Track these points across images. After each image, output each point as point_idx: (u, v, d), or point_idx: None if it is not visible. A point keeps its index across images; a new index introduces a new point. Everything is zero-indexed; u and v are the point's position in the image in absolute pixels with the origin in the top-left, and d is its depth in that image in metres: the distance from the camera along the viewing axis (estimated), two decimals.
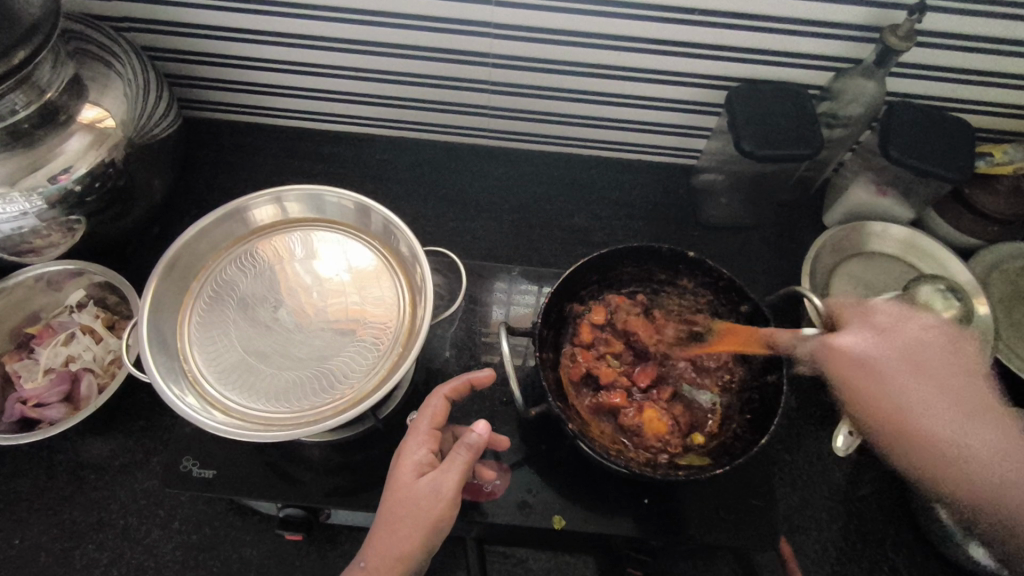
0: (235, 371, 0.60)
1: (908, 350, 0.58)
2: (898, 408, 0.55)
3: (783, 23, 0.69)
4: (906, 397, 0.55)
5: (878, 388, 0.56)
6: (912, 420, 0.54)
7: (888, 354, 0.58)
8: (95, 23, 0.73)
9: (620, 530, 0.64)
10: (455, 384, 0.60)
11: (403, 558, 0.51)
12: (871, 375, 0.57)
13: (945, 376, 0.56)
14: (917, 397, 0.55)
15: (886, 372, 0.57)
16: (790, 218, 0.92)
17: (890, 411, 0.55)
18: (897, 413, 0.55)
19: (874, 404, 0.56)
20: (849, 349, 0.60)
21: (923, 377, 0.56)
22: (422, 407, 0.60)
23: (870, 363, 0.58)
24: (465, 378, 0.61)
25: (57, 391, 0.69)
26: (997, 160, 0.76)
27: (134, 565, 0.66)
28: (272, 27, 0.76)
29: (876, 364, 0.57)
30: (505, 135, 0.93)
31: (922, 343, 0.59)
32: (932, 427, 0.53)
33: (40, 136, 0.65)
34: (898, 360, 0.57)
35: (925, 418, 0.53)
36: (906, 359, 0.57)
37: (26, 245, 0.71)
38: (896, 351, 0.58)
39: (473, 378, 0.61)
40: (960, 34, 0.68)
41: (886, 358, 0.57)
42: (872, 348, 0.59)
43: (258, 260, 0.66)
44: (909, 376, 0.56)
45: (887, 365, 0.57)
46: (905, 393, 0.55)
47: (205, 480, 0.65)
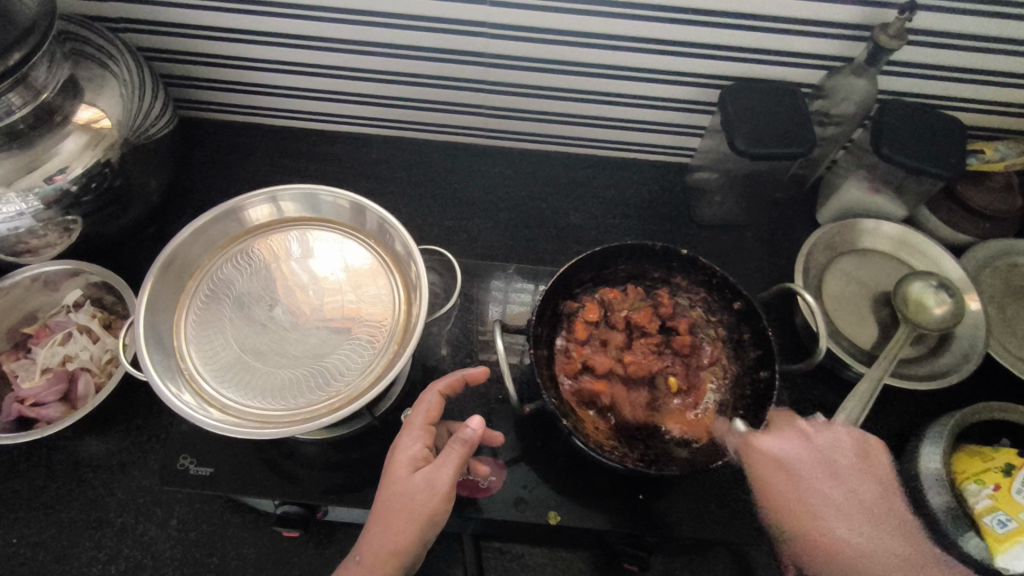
0: (231, 369, 0.60)
1: (829, 457, 0.56)
2: (802, 502, 0.53)
3: (774, 22, 0.70)
4: (824, 496, 0.53)
5: (801, 487, 0.53)
6: (824, 524, 0.52)
7: (808, 452, 0.55)
8: (90, 24, 0.73)
9: (616, 525, 0.64)
10: (450, 381, 0.61)
11: (397, 553, 0.52)
12: (788, 476, 0.54)
13: (818, 480, 0.54)
14: (831, 500, 0.53)
15: (797, 471, 0.54)
16: (783, 216, 0.92)
17: (797, 511, 0.53)
18: (806, 514, 0.52)
19: (777, 499, 0.53)
20: (766, 446, 0.55)
21: (842, 485, 0.54)
22: (416, 402, 0.60)
23: (784, 459, 0.55)
24: (459, 374, 0.62)
25: (54, 390, 0.69)
26: (989, 158, 0.77)
27: (132, 562, 0.66)
28: (267, 27, 0.76)
29: (798, 469, 0.54)
30: (501, 134, 0.93)
31: (839, 452, 0.56)
32: (848, 537, 0.51)
33: (36, 137, 0.65)
34: (815, 462, 0.55)
35: (834, 522, 0.52)
36: (823, 463, 0.55)
37: (22, 245, 0.71)
38: (822, 454, 0.56)
39: (469, 374, 0.62)
40: (951, 32, 0.69)
41: (806, 461, 0.55)
42: (799, 450, 0.55)
43: (254, 259, 0.66)
44: (817, 485, 0.53)
45: (810, 471, 0.54)
46: (813, 492, 0.53)
47: (203, 477, 0.65)
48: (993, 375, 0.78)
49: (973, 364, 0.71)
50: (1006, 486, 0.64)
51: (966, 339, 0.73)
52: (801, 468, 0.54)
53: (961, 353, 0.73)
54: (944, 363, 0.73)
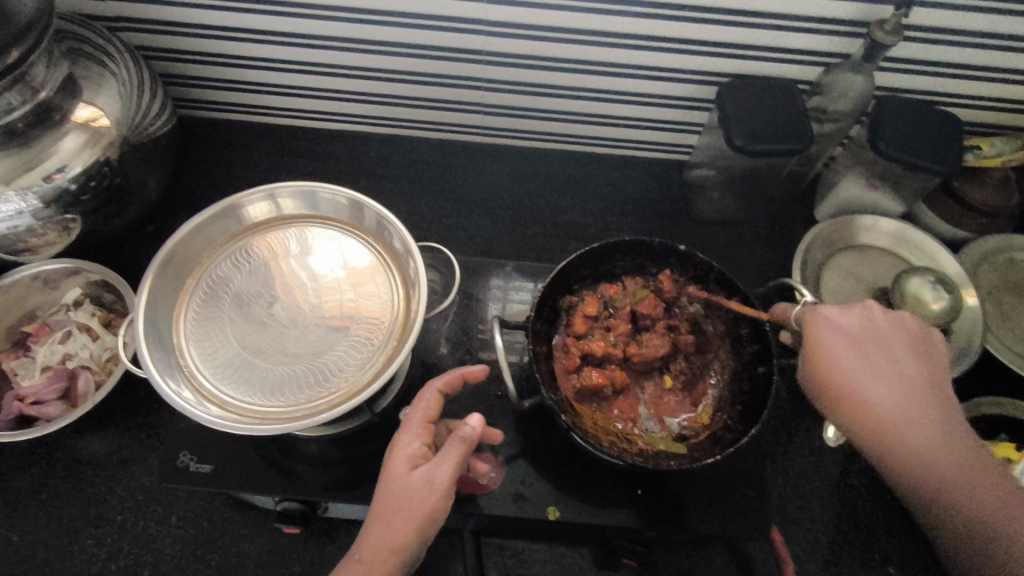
0: (231, 366, 0.60)
1: (879, 334, 0.56)
2: (850, 376, 0.53)
3: (771, 19, 0.70)
4: (864, 357, 0.54)
5: (861, 365, 0.54)
6: (863, 390, 0.53)
7: (857, 326, 0.56)
8: (89, 22, 0.74)
9: (615, 520, 0.64)
10: (449, 378, 0.61)
11: (397, 549, 0.52)
12: (842, 355, 0.54)
13: (869, 357, 0.54)
14: (879, 369, 0.54)
15: (856, 339, 0.55)
16: (781, 212, 0.93)
17: (842, 382, 0.54)
18: (847, 376, 0.54)
19: (832, 366, 0.54)
20: (830, 316, 0.56)
21: (884, 354, 0.55)
22: (415, 400, 0.60)
23: (846, 330, 0.56)
24: (459, 373, 0.61)
25: (52, 389, 0.69)
26: (985, 154, 0.78)
27: (132, 559, 0.66)
28: (265, 25, 0.76)
29: (853, 341, 0.55)
30: (499, 132, 0.93)
31: (891, 326, 0.57)
32: (888, 405, 0.53)
33: (36, 135, 0.66)
34: (872, 338, 0.55)
35: (875, 388, 0.53)
36: (872, 336, 0.55)
37: (22, 244, 0.71)
38: (874, 335, 0.56)
39: (469, 372, 0.62)
40: (947, 28, 0.69)
41: (858, 343, 0.55)
42: (854, 323, 0.56)
43: (253, 256, 0.66)
44: (868, 364, 0.54)
45: (863, 342, 0.55)
46: (869, 373, 0.53)
47: (203, 474, 0.65)
48: (990, 370, 0.79)
49: (971, 359, 0.72)
50: None
51: (963, 335, 0.74)
52: (855, 345, 0.55)
53: (959, 349, 0.73)
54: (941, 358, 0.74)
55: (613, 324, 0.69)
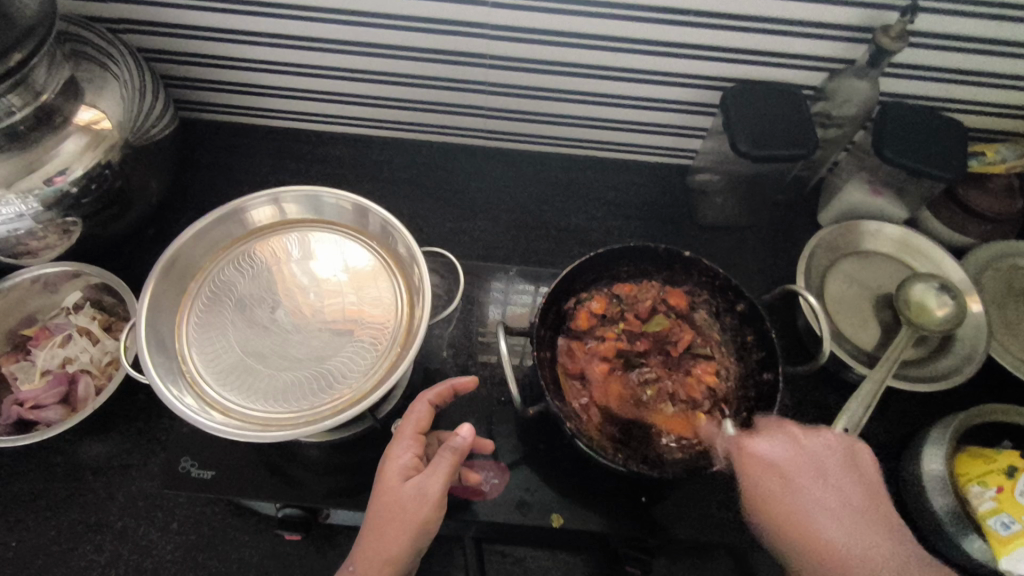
0: (234, 371, 0.60)
1: (818, 460, 0.55)
2: (792, 505, 0.52)
3: (776, 24, 0.70)
4: (800, 492, 0.52)
5: (798, 491, 0.52)
6: (830, 537, 0.49)
7: (785, 455, 0.55)
8: (92, 25, 0.73)
9: (618, 528, 0.64)
10: (441, 389, 0.61)
11: (392, 561, 0.51)
12: (772, 475, 0.54)
13: (808, 477, 0.53)
14: (828, 508, 0.51)
15: (785, 472, 0.54)
16: (784, 218, 0.93)
17: (784, 505, 0.52)
18: (811, 527, 0.50)
19: (772, 505, 0.52)
20: (759, 450, 0.56)
21: (819, 485, 0.53)
22: (406, 413, 0.60)
23: (775, 462, 0.55)
24: (448, 384, 0.62)
25: (53, 393, 0.69)
26: (989, 160, 0.77)
27: (132, 566, 0.65)
28: (269, 28, 0.76)
29: (786, 471, 0.54)
30: (502, 136, 0.93)
31: (823, 451, 0.56)
32: (858, 548, 0.48)
33: (36, 137, 0.65)
34: (808, 468, 0.54)
35: (831, 527, 0.50)
36: (814, 467, 0.54)
37: (22, 247, 0.71)
38: (809, 456, 0.55)
39: (460, 382, 0.62)
40: (953, 35, 0.69)
41: (798, 463, 0.54)
42: (788, 450, 0.55)
43: (255, 261, 0.66)
44: (806, 484, 0.53)
45: (799, 471, 0.54)
46: (798, 493, 0.52)
47: (204, 481, 0.65)
48: (994, 377, 0.78)
49: (976, 365, 0.71)
50: (1009, 486, 0.62)
51: (967, 342, 0.73)
52: (801, 472, 0.54)
53: (963, 355, 0.73)
54: (945, 365, 0.73)
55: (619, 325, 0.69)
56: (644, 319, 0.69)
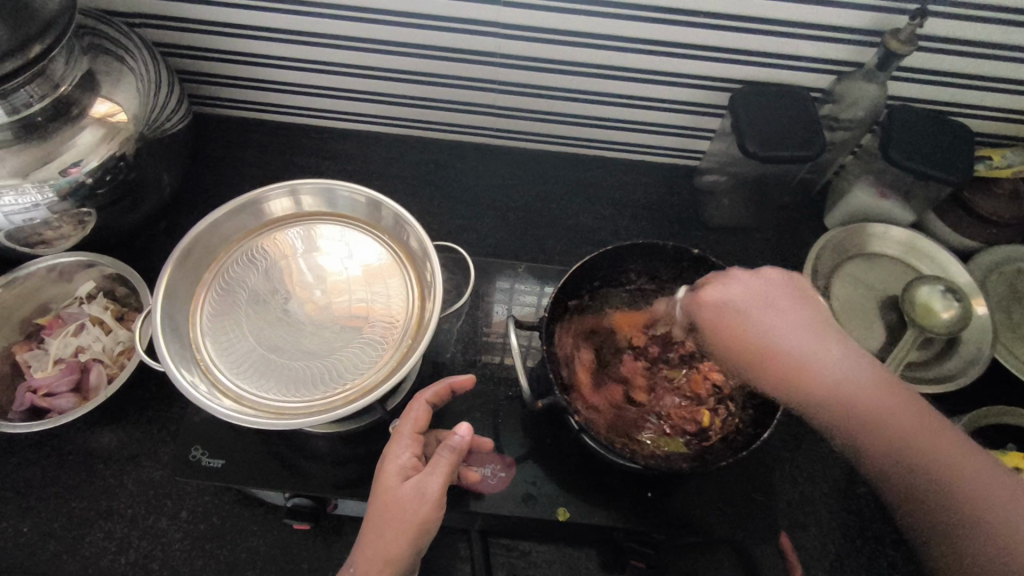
0: (247, 361, 0.60)
1: (765, 290, 0.54)
2: (762, 334, 0.52)
3: (785, 26, 0.70)
4: (775, 331, 0.52)
5: (759, 315, 0.53)
6: (802, 358, 0.51)
7: (749, 288, 0.54)
8: (109, 19, 0.74)
9: (623, 522, 0.64)
10: (439, 389, 0.62)
11: (391, 561, 0.51)
12: (740, 313, 0.54)
13: (781, 300, 0.53)
14: (785, 331, 0.52)
15: (743, 311, 0.53)
16: (791, 219, 0.93)
17: (756, 337, 0.52)
18: (766, 343, 0.52)
19: (738, 337, 0.53)
20: (718, 296, 0.55)
21: (783, 319, 0.52)
22: (404, 412, 0.61)
23: (734, 303, 0.54)
24: (445, 384, 0.63)
25: (66, 380, 0.70)
26: (996, 164, 0.78)
27: (142, 554, 0.66)
28: (283, 24, 0.77)
29: (745, 306, 0.53)
30: (510, 135, 0.94)
31: (775, 284, 0.54)
32: (837, 370, 0.50)
33: (54, 129, 0.66)
34: (763, 298, 0.53)
35: (798, 348, 0.51)
36: (760, 297, 0.54)
37: (37, 237, 0.72)
38: (770, 290, 0.54)
39: (457, 381, 0.63)
40: (961, 39, 0.69)
41: (762, 296, 0.54)
42: (740, 288, 0.55)
43: (268, 254, 0.66)
44: (770, 312, 0.53)
45: (751, 305, 0.53)
46: (767, 316, 0.53)
47: (214, 469, 0.65)
48: (998, 380, 0.79)
49: (980, 367, 0.72)
50: None
51: (972, 344, 0.74)
52: (777, 303, 0.53)
53: (968, 357, 0.74)
54: (950, 367, 0.74)
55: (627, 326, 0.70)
56: (651, 320, 0.70)
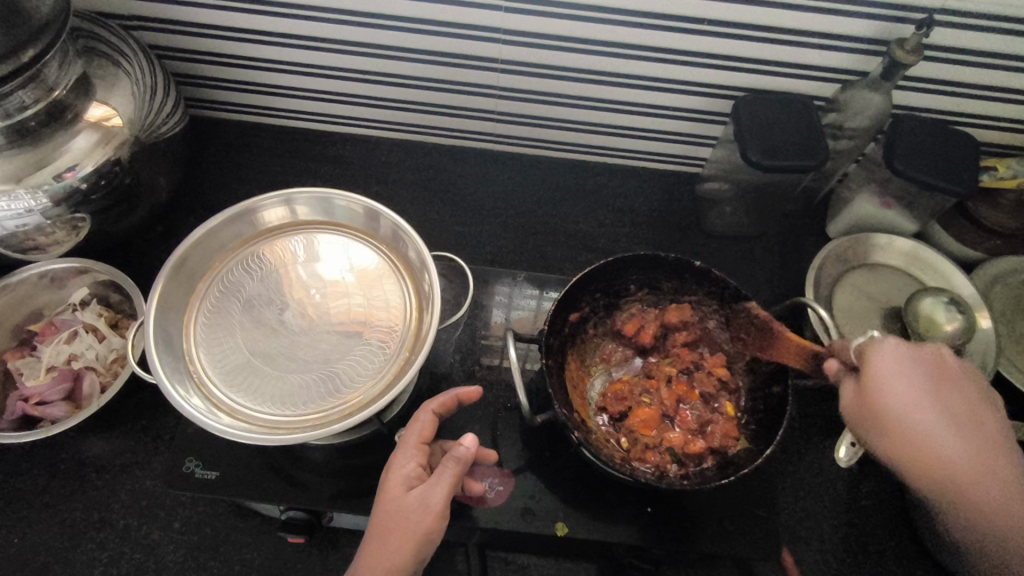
0: (242, 374, 0.60)
1: (910, 372, 0.50)
2: (910, 419, 0.48)
3: (790, 35, 0.69)
4: (914, 413, 0.48)
5: (907, 403, 0.48)
6: (952, 459, 0.46)
7: (887, 367, 0.50)
8: (105, 22, 0.73)
9: (622, 537, 0.64)
10: (445, 400, 0.61)
11: (393, 572, 0.50)
12: (902, 397, 0.49)
13: (924, 388, 0.49)
14: (926, 413, 0.48)
15: (885, 386, 0.49)
16: (793, 228, 0.92)
17: (900, 419, 0.48)
18: (920, 440, 0.47)
19: (879, 415, 0.49)
20: (879, 360, 0.51)
21: (922, 405, 0.48)
22: (410, 421, 0.60)
23: (891, 376, 0.50)
24: (452, 394, 0.61)
25: (58, 389, 0.69)
26: (1001, 174, 0.76)
27: (134, 565, 0.65)
28: (280, 28, 0.76)
29: (906, 388, 0.49)
30: (510, 140, 0.93)
31: (918, 362, 0.50)
32: (947, 449, 0.47)
33: (46, 134, 0.65)
34: (919, 382, 0.49)
35: (946, 440, 0.47)
36: (906, 380, 0.49)
37: (30, 242, 0.71)
38: (913, 374, 0.49)
39: (464, 392, 0.61)
40: (968, 49, 0.69)
41: (897, 373, 0.50)
42: (883, 361, 0.50)
43: (264, 263, 0.65)
44: (920, 398, 0.48)
45: (887, 384, 0.49)
46: (926, 407, 0.48)
47: (208, 481, 0.64)
48: (1003, 393, 0.78)
49: (985, 381, 0.71)
50: None
51: (976, 359, 0.73)
52: (909, 380, 0.49)
53: None
54: None
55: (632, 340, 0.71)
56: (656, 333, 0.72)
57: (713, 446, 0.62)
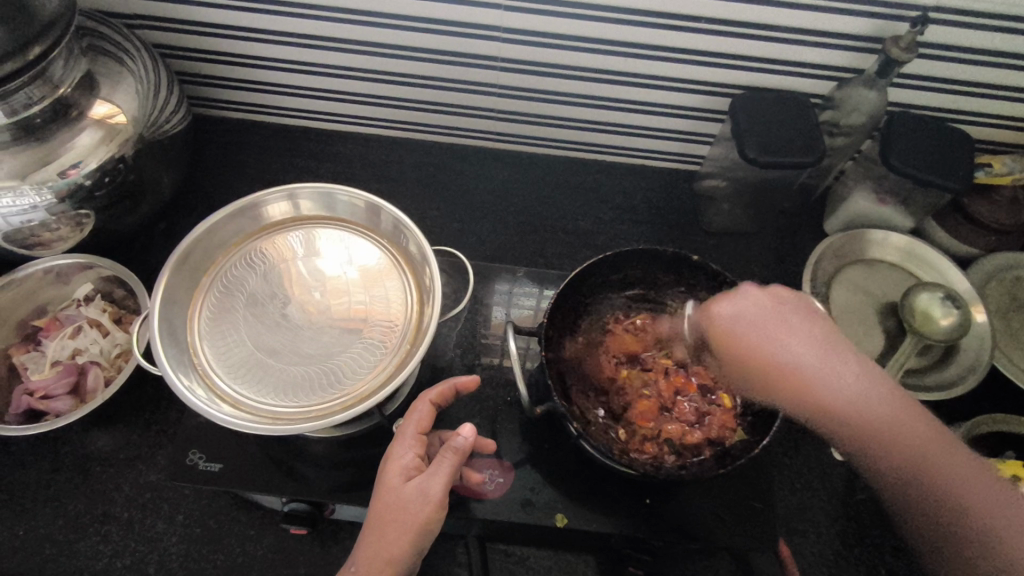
0: (244, 366, 0.60)
1: (784, 313, 0.55)
2: (784, 356, 0.53)
3: (786, 33, 0.70)
4: (783, 348, 0.53)
5: (779, 341, 0.54)
6: (821, 384, 0.51)
7: (759, 314, 0.56)
8: (110, 21, 0.74)
9: (620, 528, 0.64)
10: (442, 390, 0.62)
11: (392, 561, 0.51)
12: (749, 334, 0.55)
13: (793, 324, 0.55)
14: (794, 345, 0.53)
15: (753, 334, 0.55)
16: (790, 225, 0.93)
17: (767, 356, 0.54)
18: (795, 370, 0.52)
19: (760, 362, 0.54)
20: (724, 313, 0.58)
21: (793, 339, 0.54)
22: (408, 413, 0.61)
23: (744, 326, 0.56)
24: (449, 383, 0.62)
25: (62, 383, 0.70)
26: (996, 171, 0.77)
27: (138, 557, 0.66)
28: (283, 26, 0.76)
29: (766, 326, 0.55)
30: (510, 138, 0.94)
31: (784, 300, 0.56)
32: (820, 373, 0.51)
33: (52, 130, 0.66)
34: (777, 320, 0.55)
35: (805, 360, 0.52)
36: (777, 318, 0.55)
37: (35, 238, 0.72)
38: (783, 314, 0.55)
39: (461, 382, 0.62)
40: (961, 46, 0.69)
41: (772, 320, 0.55)
42: (755, 306, 0.56)
43: (266, 258, 0.66)
44: (787, 333, 0.54)
45: (758, 329, 0.55)
46: (788, 341, 0.54)
47: (211, 473, 0.65)
48: (998, 387, 0.79)
49: (979, 375, 0.72)
50: None
51: (970, 353, 0.74)
52: (760, 320, 0.55)
53: (966, 366, 0.73)
54: (948, 375, 0.73)
55: (629, 333, 0.71)
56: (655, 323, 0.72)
57: (711, 437, 0.62)
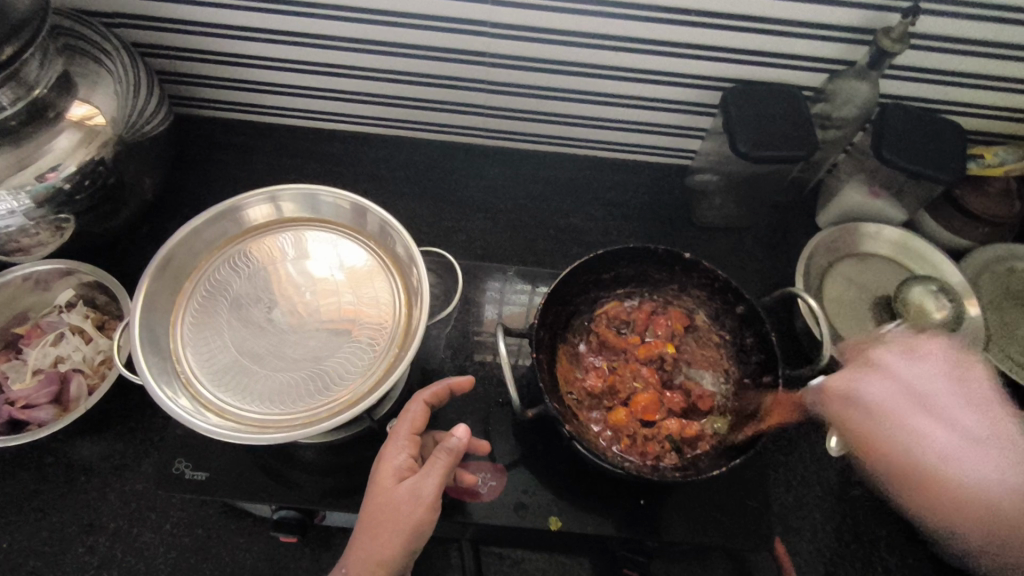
0: (229, 373, 0.59)
1: (918, 387, 0.50)
2: (901, 436, 0.49)
3: (776, 25, 0.69)
4: (908, 429, 0.49)
5: (914, 415, 0.50)
6: (953, 465, 0.47)
7: (897, 387, 0.51)
8: (86, 19, 0.72)
9: (615, 530, 0.63)
10: (436, 389, 0.61)
11: (382, 563, 0.50)
12: (872, 408, 0.51)
13: (953, 403, 0.50)
14: (944, 431, 0.49)
15: (888, 411, 0.50)
16: (783, 219, 0.92)
17: (898, 446, 0.49)
18: (916, 452, 0.48)
19: (874, 442, 0.50)
20: (851, 388, 0.53)
21: (934, 414, 0.49)
22: (402, 413, 0.60)
23: (873, 403, 0.51)
24: (444, 384, 0.61)
25: (44, 392, 0.68)
26: (988, 163, 0.77)
27: (125, 568, 0.65)
28: (266, 24, 0.75)
29: (880, 409, 0.51)
30: (500, 135, 0.93)
31: (933, 375, 0.51)
32: (950, 459, 0.47)
33: (27, 133, 0.64)
34: (922, 400, 0.50)
35: (945, 444, 0.48)
36: (914, 397, 0.50)
37: (14, 243, 0.70)
38: (914, 386, 0.51)
39: (455, 382, 0.62)
40: (954, 37, 0.69)
41: (898, 399, 0.50)
42: (884, 384, 0.51)
43: (251, 260, 0.65)
44: (927, 412, 0.50)
45: (901, 408, 0.50)
46: (909, 416, 0.50)
47: (198, 482, 0.64)
48: None
49: None
50: None
51: None
52: (897, 395, 0.51)
53: None
54: None
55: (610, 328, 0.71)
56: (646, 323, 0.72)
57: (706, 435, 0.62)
